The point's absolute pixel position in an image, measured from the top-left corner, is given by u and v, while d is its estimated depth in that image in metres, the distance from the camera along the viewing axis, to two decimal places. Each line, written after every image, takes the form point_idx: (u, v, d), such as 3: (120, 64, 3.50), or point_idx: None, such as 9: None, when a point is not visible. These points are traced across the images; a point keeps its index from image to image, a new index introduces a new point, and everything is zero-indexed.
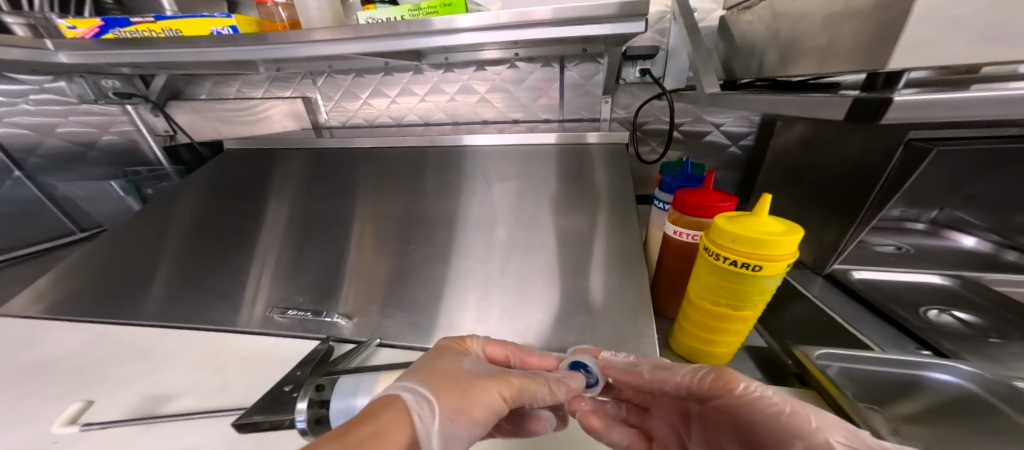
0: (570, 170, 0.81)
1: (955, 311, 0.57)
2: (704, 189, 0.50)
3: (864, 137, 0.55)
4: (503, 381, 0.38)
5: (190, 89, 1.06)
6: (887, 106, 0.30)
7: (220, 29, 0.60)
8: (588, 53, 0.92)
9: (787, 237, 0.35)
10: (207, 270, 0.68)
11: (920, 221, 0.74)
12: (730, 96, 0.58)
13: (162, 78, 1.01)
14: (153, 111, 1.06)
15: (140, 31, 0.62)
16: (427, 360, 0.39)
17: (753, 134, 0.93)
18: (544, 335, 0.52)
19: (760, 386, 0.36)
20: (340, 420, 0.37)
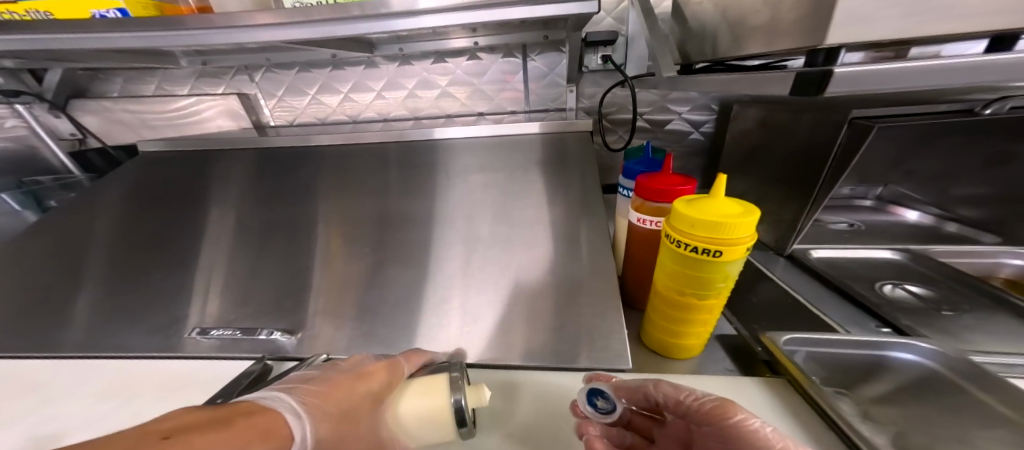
0: (555, 158, 0.79)
1: (906, 285, 0.58)
2: (664, 173, 0.48)
3: (812, 117, 0.55)
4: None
5: (97, 86, 0.95)
6: (828, 78, 0.28)
7: (105, 11, 0.54)
8: (551, 41, 0.89)
9: (744, 219, 0.33)
10: (120, 288, 0.59)
11: (868, 198, 0.77)
12: (686, 78, 0.56)
13: (57, 72, 0.89)
14: (52, 111, 0.94)
15: (1, 12, 0.54)
16: (349, 387, 0.35)
17: (713, 120, 0.94)
18: (507, 337, 0.49)
19: (758, 420, 0.31)
20: None
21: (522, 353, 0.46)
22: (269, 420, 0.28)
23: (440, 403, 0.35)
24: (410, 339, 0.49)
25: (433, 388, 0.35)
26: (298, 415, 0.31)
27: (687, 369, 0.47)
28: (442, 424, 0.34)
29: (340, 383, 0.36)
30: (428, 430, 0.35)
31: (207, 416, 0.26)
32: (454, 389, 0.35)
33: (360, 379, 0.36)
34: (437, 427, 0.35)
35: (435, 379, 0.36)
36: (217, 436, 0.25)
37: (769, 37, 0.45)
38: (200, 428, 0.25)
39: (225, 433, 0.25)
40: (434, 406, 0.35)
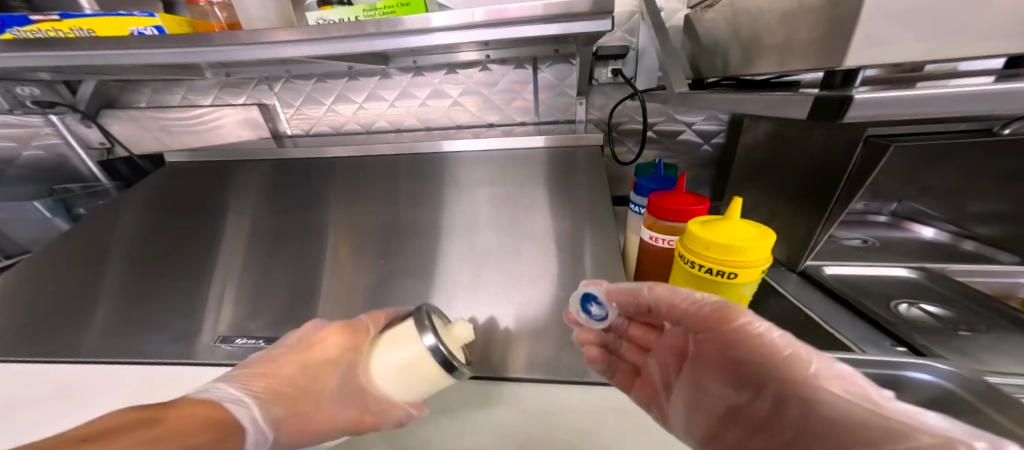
0: (560, 174, 0.79)
1: (922, 304, 0.57)
2: (677, 192, 0.48)
3: (825, 134, 0.55)
4: (348, 412, 0.37)
5: (126, 95, 0.98)
6: (848, 103, 0.28)
7: (142, 29, 0.54)
8: (561, 54, 0.91)
9: (761, 243, 0.33)
10: (145, 295, 0.61)
11: (883, 214, 0.77)
12: (698, 96, 0.57)
13: (91, 84, 0.93)
14: (83, 122, 0.97)
15: (43, 30, 0.55)
16: (294, 367, 0.40)
17: (723, 133, 0.94)
18: (519, 349, 0.49)
19: (767, 325, 0.29)
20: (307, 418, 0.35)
21: (534, 366, 0.47)
22: (208, 412, 0.32)
23: (415, 342, 0.36)
24: None
25: (406, 334, 0.37)
26: (242, 397, 0.35)
27: None
28: (422, 360, 0.36)
29: (288, 361, 0.40)
30: (411, 373, 0.37)
31: (155, 413, 0.30)
32: (424, 327, 0.36)
33: (306, 354, 0.41)
34: (420, 369, 0.36)
35: (406, 326, 0.38)
36: (144, 434, 0.28)
37: (782, 56, 0.45)
38: (137, 426, 0.28)
39: (157, 430, 0.29)
40: (409, 347, 0.37)
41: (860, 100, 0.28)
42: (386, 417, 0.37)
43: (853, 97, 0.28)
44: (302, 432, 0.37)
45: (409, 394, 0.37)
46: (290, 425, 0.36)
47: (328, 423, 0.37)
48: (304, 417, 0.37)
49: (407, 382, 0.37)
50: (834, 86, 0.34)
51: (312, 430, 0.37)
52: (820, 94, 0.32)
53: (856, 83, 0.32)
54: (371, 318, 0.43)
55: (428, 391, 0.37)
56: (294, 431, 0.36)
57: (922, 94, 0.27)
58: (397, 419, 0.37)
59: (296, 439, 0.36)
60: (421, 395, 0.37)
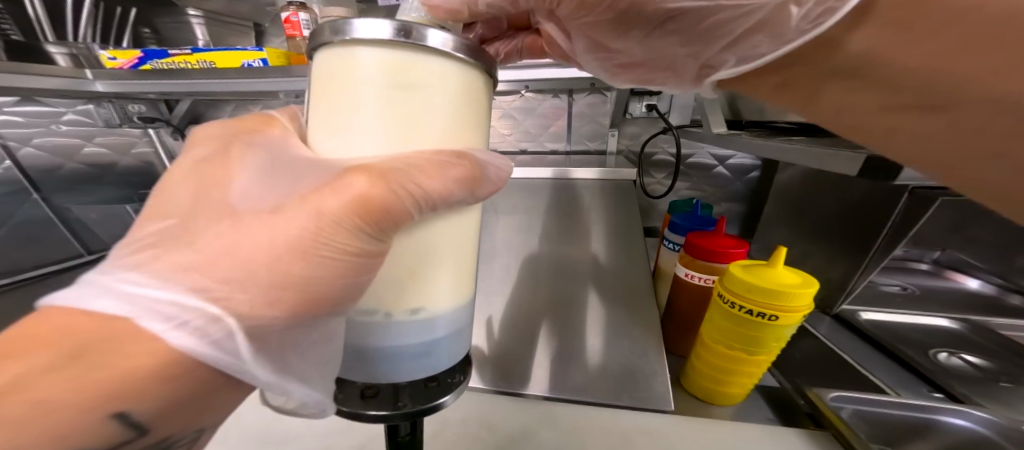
0: (564, 205, 0.80)
1: (964, 354, 0.57)
2: (716, 234, 0.52)
3: (869, 181, 0.57)
4: (308, 211, 0.23)
5: (210, 113, 1.07)
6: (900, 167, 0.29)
7: (252, 61, 0.68)
8: (595, 88, 0.97)
9: (804, 291, 0.37)
10: None
11: (925, 262, 0.74)
12: (737, 139, 0.61)
13: (186, 103, 1.05)
14: (174, 135, 1.08)
15: (176, 62, 0.69)
16: (204, 170, 0.27)
17: (758, 169, 0.96)
18: (563, 367, 0.53)
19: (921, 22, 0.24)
20: (410, 360, 0.24)
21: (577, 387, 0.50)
22: (112, 338, 0.19)
23: (353, 76, 0.20)
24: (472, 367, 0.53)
25: (336, 78, 0.21)
26: (133, 275, 0.20)
27: (729, 415, 0.49)
28: (382, 98, 0.20)
29: (191, 176, 0.27)
30: (383, 124, 0.21)
31: (45, 340, 0.18)
32: (351, 45, 0.20)
33: (217, 160, 0.28)
34: (383, 107, 0.21)
35: (323, 71, 0.22)
36: (55, 387, 0.18)
37: None
38: (16, 356, 0.18)
39: (67, 383, 0.18)
40: (351, 92, 0.21)
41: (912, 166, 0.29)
42: (396, 186, 0.22)
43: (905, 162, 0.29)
44: (250, 275, 0.21)
45: (422, 145, 0.22)
46: (219, 272, 0.21)
47: (277, 244, 0.22)
48: (230, 248, 0.22)
49: (392, 139, 0.22)
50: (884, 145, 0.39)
51: (277, 273, 0.22)
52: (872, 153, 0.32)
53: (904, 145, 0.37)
54: (267, 118, 0.32)
55: (438, 122, 0.22)
56: (228, 278, 0.21)
57: None
58: (409, 197, 0.22)
59: (266, 286, 0.22)
60: (446, 128, 0.23)
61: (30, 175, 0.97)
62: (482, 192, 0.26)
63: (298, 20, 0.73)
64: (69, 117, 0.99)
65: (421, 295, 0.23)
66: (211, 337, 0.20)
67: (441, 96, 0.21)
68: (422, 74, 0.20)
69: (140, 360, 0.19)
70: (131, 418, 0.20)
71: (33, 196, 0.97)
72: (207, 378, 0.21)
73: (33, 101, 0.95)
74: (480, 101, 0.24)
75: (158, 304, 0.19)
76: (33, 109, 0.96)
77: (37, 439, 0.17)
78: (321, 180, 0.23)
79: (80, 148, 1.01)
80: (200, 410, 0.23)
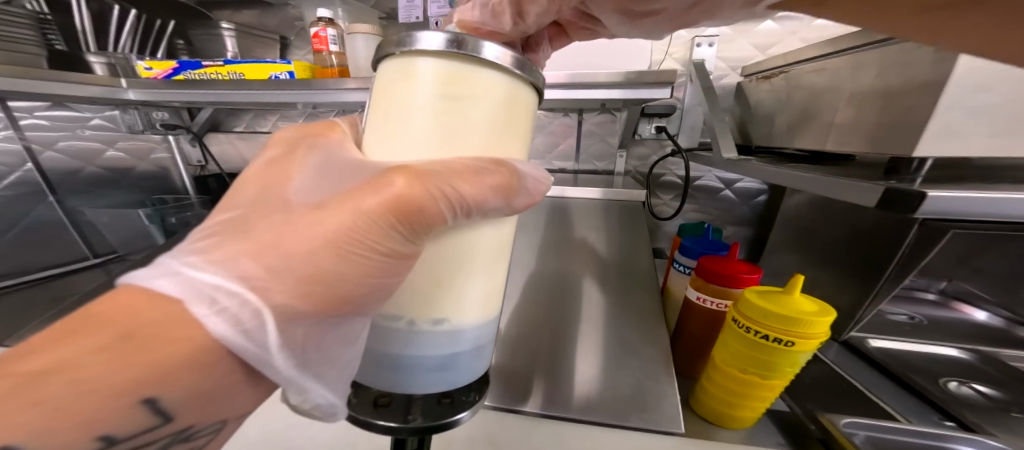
0: (565, 224, 0.83)
1: (974, 383, 0.58)
2: (729, 259, 0.53)
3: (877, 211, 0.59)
4: (350, 210, 0.25)
5: (229, 121, 1.17)
6: (920, 199, 0.32)
7: (279, 73, 0.71)
8: (606, 108, 1.01)
9: (820, 319, 0.38)
10: None
11: (932, 292, 0.72)
12: (746, 165, 0.64)
13: (206, 112, 1.11)
14: (191, 142, 1.17)
15: (208, 73, 0.73)
16: (273, 169, 0.30)
17: (765, 194, 0.98)
18: (557, 386, 0.49)
19: None
20: (429, 375, 0.25)
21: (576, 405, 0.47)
22: (161, 323, 0.21)
23: (408, 83, 0.22)
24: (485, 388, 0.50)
25: (393, 86, 0.23)
26: (195, 260, 0.23)
27: (739, 439, 0.48)
28: (431, 105, 0.22)
29: (261, 173, 0.30)
30: (429, 129, 0.23)
31: (103, 322, 0.21)
32: (412, 55, 0.22)
33: (284, 160, 0.31)
34: (431, 113, 0.22)
35: (383, 79, 0.24)
36: (102, 368, 0.20)
37: (846, 136, 0.55)
38: (81, 334, 0.21)
39: (114, 362, 0.20)
40: (404, 98, 0.22)
41: (932, 199, 0.31)
42: (429, 190, 0.23)
43: (927, 195, 0.31)
44: (288, 266, 0.24)
45: (463, 151, 0.23)
46: (266, 261, 0.24)
47: (315, 239, 0.24)
48: (277, 241, 0.24)
49: (435, 144, 0.23)
50: (902, 174, 0.42)
51: (311, 267, 0.24)
52: (889, 185, 0.35)
53: (922, 173, 0.40)
54: (331, 123, 0.35)
55: (481, 130, 0.23)
56: (271, 268, 0.23)
57: (989, 197, 0.32)
58: (444, 200, 0.23)
59: (299, 279, 0.24)
60: (487, 136, 0.23)
61: (49, 177, 1.05)
62: (518, 202, 0.27)
63: (326, 35, 0.76)
64: (95, 122, 1.08)
65: (444, 306, 0.24)
66: (245, 325, 0.22)
67: (486, 105, 0.22)
68: (471, 84, 0.22)
69: (181, 344, 0.21)
70: (158, 406, 0.21)
71: (50, 199, 1.03)
72: (226, 373, 0.23)
73: (64, 107, 1.04)
74: (525, 113, 0.25)
75: (208, 287, 0.22)
76: (63, 114, 1.05)
77: (80, 415, 0.19)
78: (363, 181, 0.25)
79: (101, 151, 1.09)
80: (220, 405, 0.24)
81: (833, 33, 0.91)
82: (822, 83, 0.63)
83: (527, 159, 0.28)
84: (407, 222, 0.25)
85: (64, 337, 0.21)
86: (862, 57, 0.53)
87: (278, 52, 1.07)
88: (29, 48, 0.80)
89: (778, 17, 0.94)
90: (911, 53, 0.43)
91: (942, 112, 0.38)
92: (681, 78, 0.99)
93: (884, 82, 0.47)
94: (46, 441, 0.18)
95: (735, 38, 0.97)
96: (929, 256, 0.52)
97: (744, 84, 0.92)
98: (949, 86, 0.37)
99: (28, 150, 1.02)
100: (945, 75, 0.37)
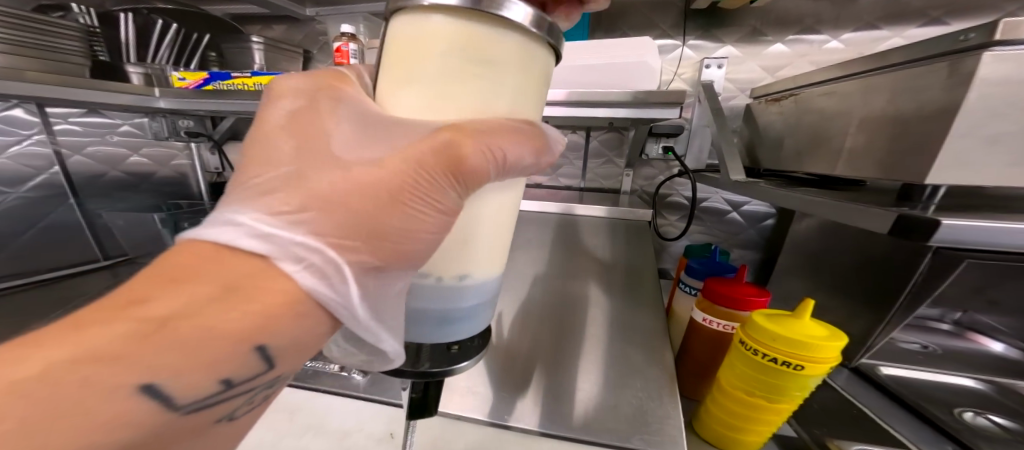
0: (568, 240, 0.84)
1: (989, 414, 0.57)
2: (738, 281, 0.54)
3: (891, 239, 0.59)
4: (407, 166, 0.26)
5: (250, 130, 1.22)
6: (935, 227, 0.33)
7: None
8: (613, 127, 1.04)
9: (829, 343, 0.38)
10: None
11: (945, 322, 0.73)
12: (755, 187, 0.65)
13: (230, 121, 1.18)
14: (211, 149, 1.21)
15: (236, 83, 0.75)
16: (292, 119, 0.28)
17: (773, 217, 0.99)
18: (560, 404, 0.47)
19: None
20: (446, 329, 0.27)
21: (577, 422, 0.45)
22: (257, 276, 0.23)
23: (432, 48, 0.21)
24: (480, 410, 0.46)
25: (413, 47, 0.22)
26: (261, 219, 0.24)
27: None
28: (459, 71, 0.21)
29: (281, 125, 0.28)
30: (454, 94, 0.22)
31: (210, 273, 0.22)
32: (432, 15, 0.20)
33: (301, 108, 0.29)
34: (458, 79, 0.22)
35: (398, 36, 0.22)
36: (216, 316, 0.21)
37: (860, 160, 0.55)
38: (179, 285, 0.21)
39: (227, 310, 0.22)
40: (429, 57, 0.21)
41: (946, 227, 0.33)
42: (474, 145, 0.24)
43: (940, 223, 0.33)
44: (358, 222, 0.26)
45: (492, 111, 0.23)
46: (336, 219, 0.25)
47: (378, 195, 0.26)
48: (343, 196, 0.25)
49: (462, 109, 0.23)
50: (915, 200, 0.44)
51: (376, 224, 0.26)
52: (905, 211, 0.36)
53: (934, 200, 0.42)
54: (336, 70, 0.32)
55: (509, 93, 0.23)
56: (343, 226, 0.25)
57: (1001, 226, 0.33)
58: (488, 156, 0.24)
59: (369, 236, 0.26)
60: (517, 99, 0.24)
61: (73, 180, 1.08)
62: (544, 161, 0.30)
63: (348, 49, 0.80)
64: (124, 129, 1.13)
65: (468, 263, 0.26)
66: (330, 281, 0.25)
67: (515, 68, 0.22)
68: (499, 45, 0.21)
69: (277, 295, 0.23)
70: (265, 353, 0.23)
71: (70, 201, 1.06)
72: (322, 320, 0.26)
73: (95, 114, 1.09)
74: (546, 72, 0.24)
75: (290, 244, 0.24)
76: (95, 120, 1.09)
77: (207, 356, 0.21)
78: (416, 137, 0.25)
79: (126, 157, 1.15)
80: (309, 352, 0.26)
81: (843, 57, 0.94)
82: (833, 107, 0.64)
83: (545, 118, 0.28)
84: (463, 177, 0.26)
85: (169, 285, 0.21)
86: (874, 81, 0.54)
87: (300, 65, 1.12)
88: (74, 59, 0.73)
89: (789, 41, 0.96)
90: (924, 78, 0.44)
91: (952, 141, 0.39)
92: (690, 98, 1.02)
93: (896, 107, 0.48)
94: (181, 379, 0.20)
95: (744, 60, 1.00)
96: (936, 290, 0.52)
97: (753, 106, 0.93)
98: (961, 113, 0.38)
99: (56, 155, 1.05)
100: (958, 101, 0.38)
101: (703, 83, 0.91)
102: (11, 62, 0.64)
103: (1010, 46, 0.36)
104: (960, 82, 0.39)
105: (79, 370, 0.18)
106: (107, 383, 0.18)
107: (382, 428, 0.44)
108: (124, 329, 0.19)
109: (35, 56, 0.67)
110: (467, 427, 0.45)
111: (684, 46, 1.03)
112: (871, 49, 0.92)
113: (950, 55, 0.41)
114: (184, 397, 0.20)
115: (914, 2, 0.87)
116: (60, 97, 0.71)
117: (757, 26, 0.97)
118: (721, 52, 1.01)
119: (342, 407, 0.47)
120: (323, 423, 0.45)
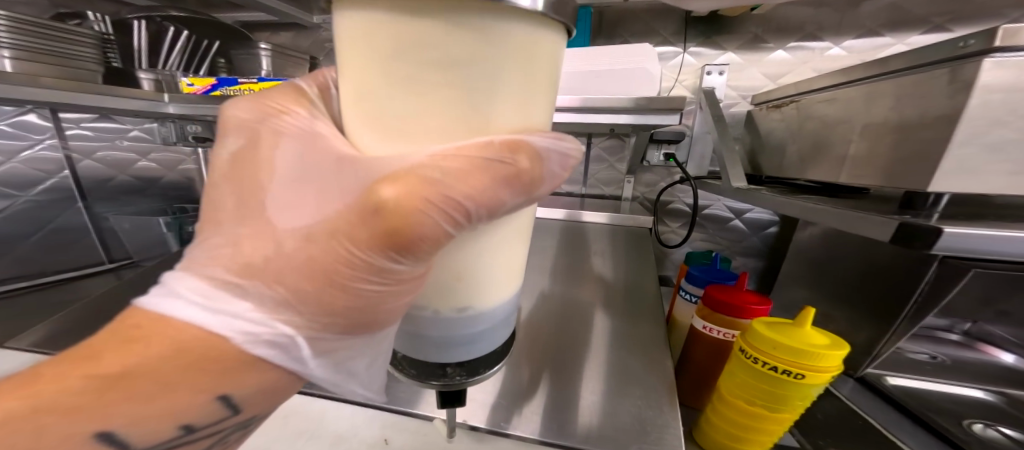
0: (569, 246, 0.85)
1: (999, 426, 0.55)
2: (738, 289, 0.53)
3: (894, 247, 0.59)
4: (338, 241, 0.24)
5: None
6: (937, 235, 0.33)
7: None
8: (614, 133, 1.05)
9: (832, 352, 0.38)
10: None
11: (955, 332, 0.69)
12: (755, 194, 0.65)
13: None
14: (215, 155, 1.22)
15: (243, 89, 0.78)
16: (240, 171, 0.29)
17: (775, 225, 0.98)
18: (561, 414, 0.46)
19: None
20: (446, 349, 0.26)
21: (577, 431, 0.44)
22: (197, 340, 0.24)
23: (387, 60, 0.16)
24: (480, 418, 0.46)
25: (367, 52, 0.17)
26: (187, 282, 0.25)
27: None
28: (428, 83, 0.17)
29: (231, 178, 0.29)
30: (426, 111, 0.18)
31: (159, 336, 0.24)
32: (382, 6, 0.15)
33: (246, 157, 0.29)
34: (430, 93, 0.17)
35: (351, 39, 0.17)
36: (164, 375, 0.24)
37: (862, 167, 0.55)
38: (129, 343, 0.24)
39: (176, 369, 0.24)
40: (392, 64, 0.16)
41: (947, 234, 0.32)
42: (424, 201, 0.22)
43: (941, 231, 0.32)
44: (304, 300, 0.26)
45: (476, 132, 0.19)
46: (277, 295, 0.25)
47: (315, 272, 0.25)
48: (263, 262, 0.25)
49: (438, 134, 0.18)
50: (917, 208, 0.44)
51: (320, 302, 0.26)
52: (907, 221, 0.36)
53: (938, 208, 0.42)
54: (289, 96, 0.31)
55: (499, 102, 0.18)
56: (281, 304, 0.25)
57: (1006, 234, 0.32)
58: (441, 210, 0.22)
59: (318, 312, 0.26)
60: (509, 106, 0.18)
61: (83, 184, 1.10)
62: (541, 190, 0.26)
63: None
64: (133, 134, 1.16)
65: (467, 298, 0.24)
66: (289, 354, 0.26)
67: (499, 69, 0.17)
68: (472, 42, 0.16)
69: (226, 357, 0.25)
70: (228, 402, 0.26)
71: (78, 204, 1.08)
72: (282, 372, 0.27)
73: (106, 119, 1.12)
74: (549, 54, 0.18)
75: (230, 321, 0.24)
76: (108, 126, 1.13)
77: (163, 408, 0.25)
78: (349, 205, 0.24)
79: (135, 162, 1.17)
80: (281, 395, 0.29)
81: (844, 64, 0.94)
82: (835, 115, 0.64)
83: (549, 128, 0.23)
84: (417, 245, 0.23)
85: (123, 343, 0.24)
86: (876, 88, 0.54)
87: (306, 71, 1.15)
88: (89, 65, 0.75)
89: (789, 48, 0.97)
90: (925, 85, 0.44)
91: (955, 149, 0.39)
92: (691, 105, 1.03)
93: (898, 115, 0.48)
94: (141, 426, 0.24)
95: (745, 67, 1.00)
96: (943, 300, 0.51)
97: (754, 112, 0.94)
98: (963, 119, 0.38)
99: (68, 159, 1.07)
100: (959, 109, 0.38)
101: (703, 90, 0.92)
102: (31, 69, 0.66)
103: (1011, 52, 0.36)
104: (961, 89, 0.39)
105: (32, 421, 0.22)
106: (64, 432, 0.23)
107: (375, 433, 0.44)
108: (80, 384, 0.23)
109: (56, 63, 0.70)
110: (467, 434, 0.44)
111: (685, 53, 1.03)
112: (873, 56, 0.92)
113: (951, 62, 0.41)
114: (145, 440, 0.25)
115: (914, 9, 0.88)
116: (63, 102, 0.71)
117: (758, 34, 0.98)
118: (722, 59, 1.01)
119: (337, 412, 0.47)
120: (318, 427, 0.45)
